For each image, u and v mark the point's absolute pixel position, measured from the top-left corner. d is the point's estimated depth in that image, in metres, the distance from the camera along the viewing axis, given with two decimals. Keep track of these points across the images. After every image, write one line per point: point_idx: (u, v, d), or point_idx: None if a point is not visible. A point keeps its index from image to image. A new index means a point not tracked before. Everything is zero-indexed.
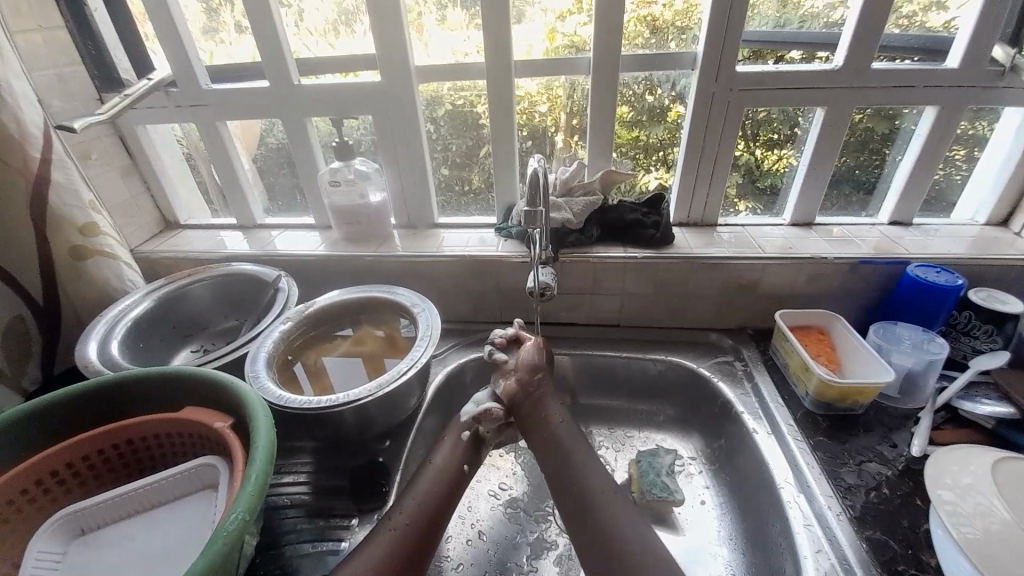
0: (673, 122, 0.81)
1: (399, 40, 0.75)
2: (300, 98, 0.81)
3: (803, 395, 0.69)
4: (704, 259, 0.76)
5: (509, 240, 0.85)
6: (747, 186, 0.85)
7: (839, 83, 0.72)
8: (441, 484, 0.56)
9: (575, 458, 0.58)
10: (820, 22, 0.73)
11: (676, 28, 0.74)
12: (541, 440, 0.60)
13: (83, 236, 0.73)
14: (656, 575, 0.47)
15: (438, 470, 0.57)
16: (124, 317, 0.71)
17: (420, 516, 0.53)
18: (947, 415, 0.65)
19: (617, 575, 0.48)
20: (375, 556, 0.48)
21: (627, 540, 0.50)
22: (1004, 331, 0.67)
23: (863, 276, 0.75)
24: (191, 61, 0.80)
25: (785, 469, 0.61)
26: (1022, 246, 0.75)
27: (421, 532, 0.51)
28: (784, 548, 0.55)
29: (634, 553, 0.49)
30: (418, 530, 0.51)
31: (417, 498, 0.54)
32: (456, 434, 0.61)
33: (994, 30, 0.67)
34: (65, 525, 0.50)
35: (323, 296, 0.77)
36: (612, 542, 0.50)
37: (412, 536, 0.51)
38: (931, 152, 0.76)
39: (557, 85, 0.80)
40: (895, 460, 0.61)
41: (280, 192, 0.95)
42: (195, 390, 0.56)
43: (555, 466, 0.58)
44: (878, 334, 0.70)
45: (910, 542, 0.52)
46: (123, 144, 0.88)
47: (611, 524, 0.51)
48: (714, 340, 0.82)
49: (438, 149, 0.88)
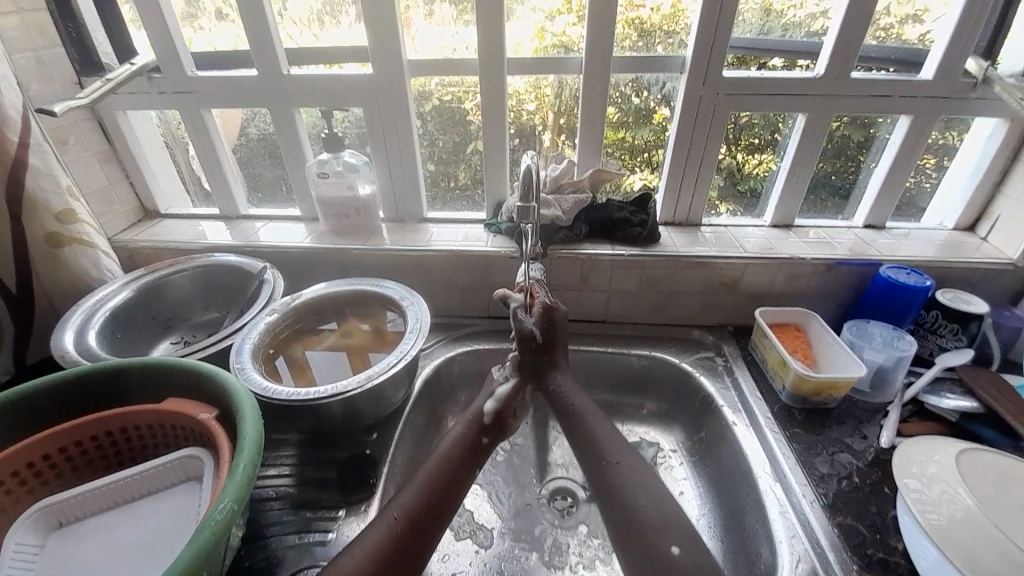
0: (658, 125, 0.83)
1: (392, 33, 0.74)
2: (290, 88, 0.80)
3: (780, 390, 0.71)
4: (689, 258, 0.78)
5: (498, 235, 0.85)
6: (728, 189, 0.87)
7: (820, 89, 0.75)
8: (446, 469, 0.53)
9: (588, 423, 0.58)
10: (802, 31, 0.76)
11: (663, 32, 0.76)
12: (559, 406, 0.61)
13: (61, 223, 0.71)
14: (656, 523, 0.47)
15: (444, 462, 0.54)
16: (103, 307, 0.69)
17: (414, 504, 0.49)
18: (913, 409, 0.68)
19: (633, 542, 0.46)
20: (370, 543, 0.46)
21: (633, 499, 0.49)
22: (968, 330, 0.70)
23: (839, 277, 0.78)
24: (175, 47, 0.78)
25: (762, 460, 0.63)
26: (987, 250, 0.78)
27: (417, 517, 0.49)
28: (762, 535, 0.57)
29: (642, 512, 0.48)
30: (412, 521, 0.48)
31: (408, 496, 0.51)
32: (471, 417, 0.59)
33: (965, 45, 0.71)
34: (43, 516, 0.49)
35: (310, 288, 0.76)
36: (623, 501, 0.49)
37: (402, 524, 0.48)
38: (904, 160, 0.79)
39: (545, 84, 0.81)
40: (865, 451, 0.63)
41: (264, 183, 0.94)
42: (180, 381, 0.55)
43: (580, 433, 0.57)
44: (851, 331, 0.73)
45: (879, 528, 0.55)
46: (102, 130, 0.85)
47: (631, 491, 0.50)
48: (696, 337, 0.84)
49: (425, 144, 0.88)
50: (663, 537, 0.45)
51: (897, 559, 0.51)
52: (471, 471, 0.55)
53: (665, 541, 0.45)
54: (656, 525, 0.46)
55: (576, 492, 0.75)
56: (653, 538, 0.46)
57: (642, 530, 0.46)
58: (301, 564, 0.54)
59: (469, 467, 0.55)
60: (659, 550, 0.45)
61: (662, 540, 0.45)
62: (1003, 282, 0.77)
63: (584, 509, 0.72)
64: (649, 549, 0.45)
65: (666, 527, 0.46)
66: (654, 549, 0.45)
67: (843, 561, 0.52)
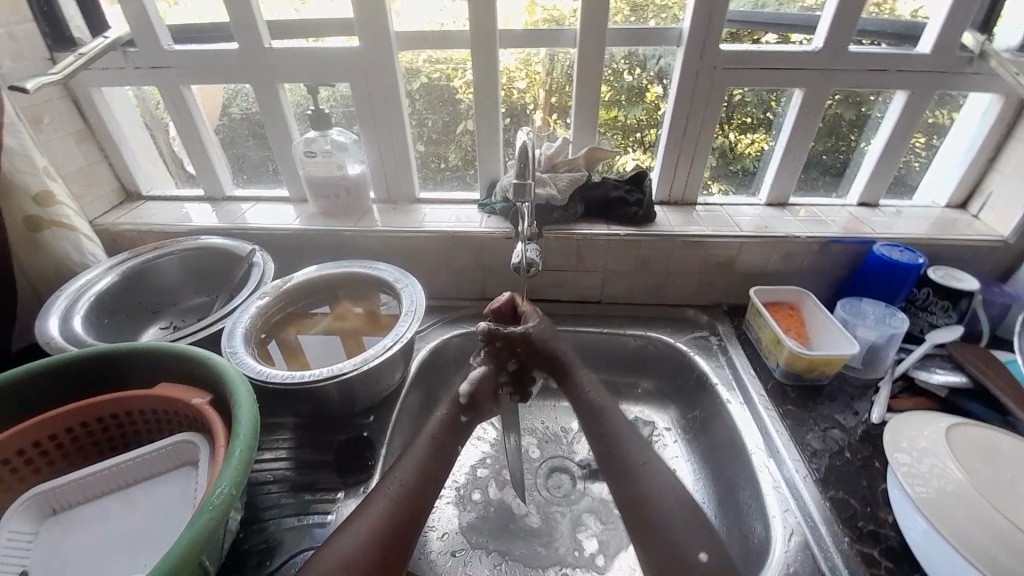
0: (652, 104, 0.81)
1: (378, 6, 0.72)
2: (272, 64, 0.77)
3: (774, 367, 0.72)
4: (684, 238, 0.77)
5: (492, 216, 0.84)
6: (722, 169, 0.87)
7: (817, 65, 0.73)
8: (437, 445, 0.54)
9: (610, 427, 0.56)
10: (797, 5, 0.74)
11: (656, 6, 0.74)
12: (578, 400, 0.60)
13: (39, 206, 0.69)
14: (672, 513, 0.47)
15: (433, 441, 0.55)
16: (87, 291, 0.67)
17: (402, 491, 0.49)
18: (904, 384, 0.69)
19: (646, 526, 0.48)
20: (373, 514, 0.47)
21: (648, 495, 0.49)
22: (958, 307, 0.71)
23: (833, 255, 0.78)
24: (151, 20, 0.75)
25: (755, 436, 0.64)
26: (978, 228, 0.79)
27: (408, 511, 0.48)
28: (755, 510, 0.59)
29: (660, 501, 0.49)
30: (401, 511, 0.48)
31: (398, 482, 0.50)
32: (451, 400, 0.59)
33: (962, 21, 0.70)
34: (34, 504, 0.48)
35: (301, 271, 0.75)
36: (636, 488, 0.50)
37: (390, 518, 0.47)
38: (898, 139, 0.79)
39: (536, 60, 0.79)
40: (855, 426, 0.65)
41: (249, 164, 0.91)
42: (170, 367, 0.54)
43: (600, 427, 0.56)
44: (844, 309, 0.74)
45: (869, 501, 0.56)
46: (77, 108, 0.82)
47: (647, 488, 0.50)
48: (691, 317, 0.84)
49: (414, 123, 0.85)
50: (691, 541, 0.45)
51: (886, 531, 0.53)
52: (449, 449, 0.55)
53: (693, 548, 0.45)
54: (685, 531, 0.46)
55: (573, 469, 0.76)
56: (682, 553, 0.45)
57: (658, 523, 0.47)
58: (301, 546, 0.54)
59: (450, 441, 0.56)
60: (688, 557, 0.44)
61: (690, 545, 0.45)
62: (994, 259, 0.78)
63: (581, 487, 0.73)
64: (675, 552, 0.45)
65: (686, 530, 0.46)
66: (683, 559, 0.45)
67: (834, 533, 0.53)
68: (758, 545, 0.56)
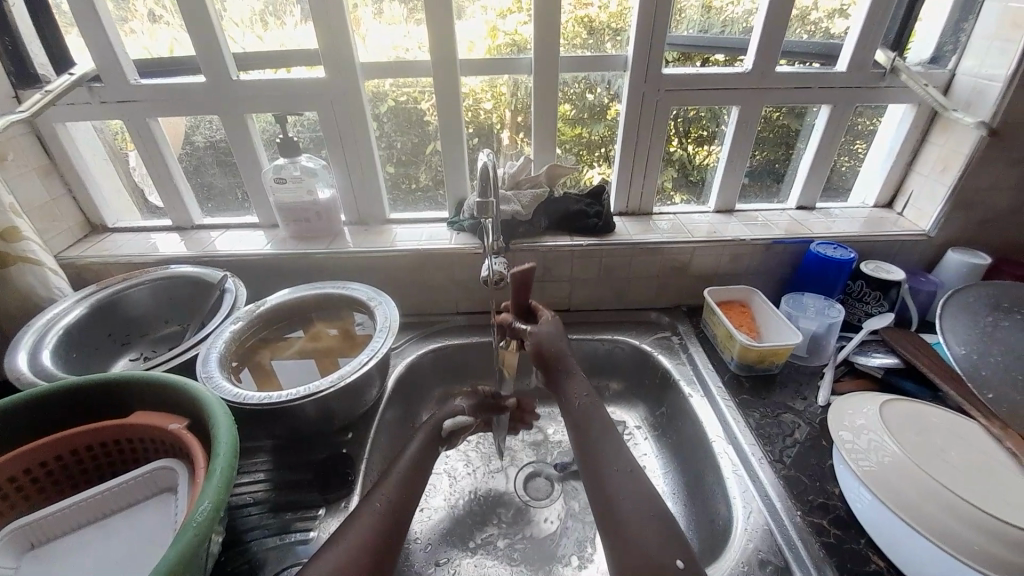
0: (612, 120, 0.87)
1: (343, 38, 0.75)
2: (241, 96, 0.80)
3: (729, 360, 0.77)
4: (642, 245, 0.83)
5: (462, 233, 0.88)
6: (681, 180, 0.93)
7: (750, 83, 0.81)
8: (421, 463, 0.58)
9: (590, 433, 0.58)
10: (739, 27, 0.81)
11: (611, 30, 0.79)
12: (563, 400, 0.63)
13: (4, 242, 0.68)
14: (643, 511, 0.49)
15: (412, 469, 0.57)
16: (56, 325, 0.67)
17: (387, 506, 0.52)
18: (846, 369, 0.76)
19: (609, 527, 0.49)
20: (366, 523, 0.49)
21: (612, 490, 0.51)
22: (889, 296, 0.78)
23: (777, 255, 0.85)
24: (117, 56, 0.76)
25: (715, 426, 0.68)
26: (904, 224, 0.87)
27: (386, 532, 0.49)
28: (719, 495, 0.62)
29: (626, 497, 0.50)
30: (389, 525, 0.50)
31: (377, 504, 0.51)
32: (430, 427, 0.63)
33: (873, 41, 0.78)
34: (12, 539, 0.48)
35: (275, 294, 0.76)
36: (605, 487, 0.52)
37: (372, 536, 0.48)
38: (828, 146, 0.87)
39: (500, 83, 0.84)
40: (806, 411, 0.70)
41: (216, 192, 0.92)
42: (144, 395, 0.54)
43: (583, 428, 0.59)
44: (789, 303, 0.80)
45: (819, 477, 0.61)
46: (41, 143, 0.82)
47: (615, 487, 0.51)
48: (654, 319, 0.89)
49: (383, 146, 0.89)
50: (655, 535, 0.46)
51: (834, 502, 0.58)
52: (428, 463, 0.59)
53: (671, 555, 0.45)
54: (650, 532, 0.47)
55: (551, 473, 0.79)
56: (655, 551, 0.45)
57: (621, 521, 0.48)
58: (284, 563, 0.55)
59: (425, 464, 0.59)
60: (663, 560, 0.44)
61: (667, 554, 0.45)
62: (919, 252, 0.86)
63: (558, 489, 0.76)
64: (642, 546, 0.45)
65: (650, 525, 0.47)
66: (658, 558, 0.44)
67: (789, 508, 0.57)
68: (721, 528, 0.60)
